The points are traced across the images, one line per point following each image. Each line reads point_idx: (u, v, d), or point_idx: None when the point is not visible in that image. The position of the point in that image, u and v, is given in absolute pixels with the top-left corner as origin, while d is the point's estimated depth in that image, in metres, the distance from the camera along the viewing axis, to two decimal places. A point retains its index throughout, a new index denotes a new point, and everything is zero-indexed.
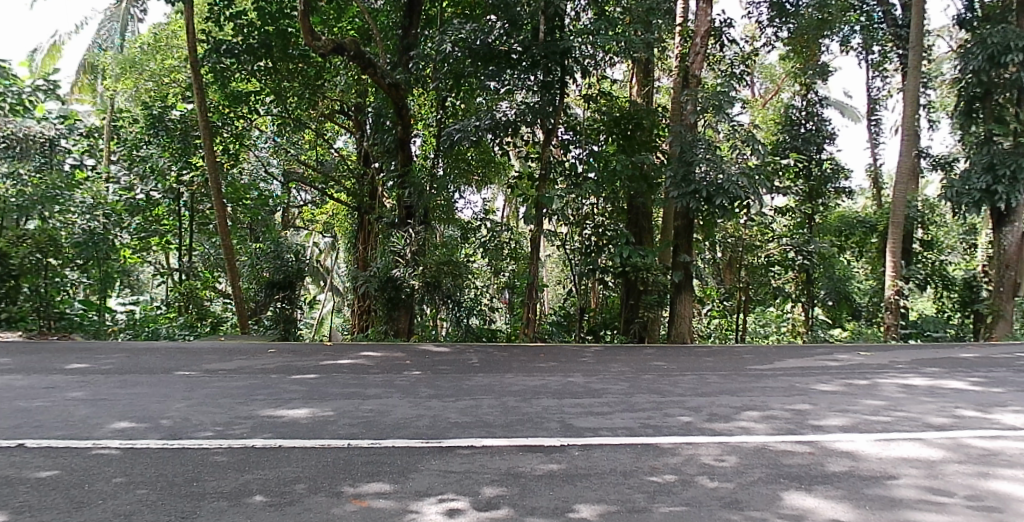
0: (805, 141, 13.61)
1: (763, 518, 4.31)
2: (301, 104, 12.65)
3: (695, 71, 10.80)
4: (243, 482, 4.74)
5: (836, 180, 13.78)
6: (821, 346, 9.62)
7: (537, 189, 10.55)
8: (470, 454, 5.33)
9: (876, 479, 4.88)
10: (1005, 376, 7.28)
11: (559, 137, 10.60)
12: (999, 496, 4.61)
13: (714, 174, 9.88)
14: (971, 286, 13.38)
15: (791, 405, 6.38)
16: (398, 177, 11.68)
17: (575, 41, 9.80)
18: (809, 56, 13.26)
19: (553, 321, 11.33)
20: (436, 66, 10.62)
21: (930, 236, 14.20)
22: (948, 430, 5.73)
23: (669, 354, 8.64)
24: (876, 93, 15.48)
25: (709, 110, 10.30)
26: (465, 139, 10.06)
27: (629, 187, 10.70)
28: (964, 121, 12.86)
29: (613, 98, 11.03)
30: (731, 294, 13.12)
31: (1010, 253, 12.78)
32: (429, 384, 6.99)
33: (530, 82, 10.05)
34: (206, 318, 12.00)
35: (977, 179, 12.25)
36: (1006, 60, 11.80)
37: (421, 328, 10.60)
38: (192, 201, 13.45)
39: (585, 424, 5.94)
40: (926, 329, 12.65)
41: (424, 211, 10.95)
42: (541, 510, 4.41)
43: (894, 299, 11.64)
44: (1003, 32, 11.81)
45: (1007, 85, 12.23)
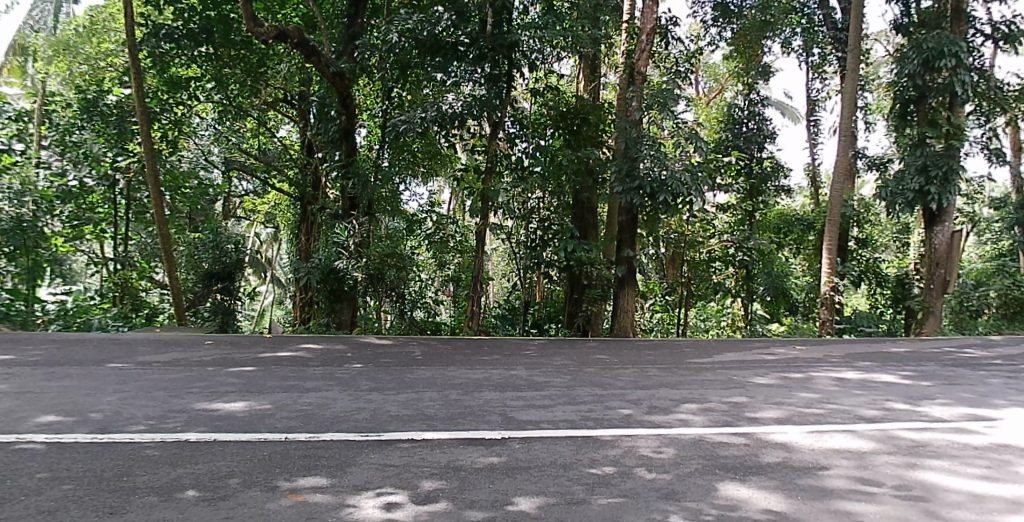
0: (747, 140, 13.64)
1: (698, 509, 4.41)
2: (241, 92, 12.34)
3: (641, 68, 10.75)
4: (175, 477, 4.70)
5: (777, 179, 13.87)
6: (758, 340, 9.82)
7: (483, 182, 10.53)
8: (410, 448, 5.34)
9: (808, 470, 5.01)
10: (934, 370, 7.50)
11: (505, 130, 10.64)
12: (926, 486, 4.76)
13: (658, 170, 9.91)
14: (903, 284, 13.89)
15: (729, 397, 6.48)
16: (340, 168, 11.41)
17: (523, 35, 9.81)
18: (752, 56, 13.59)
19: (497, 314, 11.29)
20: (381, 57, 10.40)
21: (865, 234, 14.47)
22: (879, 422, 5.89)
23: (612, 348, 8.71)
24: (815, 94, 15.75)
25: (654, 107, 10.30)
26: (410, 130, 10.00)
27: (575, 181, 10.59)
28: (901, 124, 13.20)
29: (561, 92, 10.87)
30: (674, 289, 13.12)
31: (941, 252, 12.98)
32: (370, 377, 6.96)
33: (476, 74, 10.04)
34: (142, 310, 12.13)
35: (910, 180, 12.45)
36: (939, 65, 11.98)
37: (362, 321, 10.73)
38: (128, 189, 13.21)
39: (526, 417, 5.98)
40: (860, 325, 13.11)
41: (368, 202, 10.84)
42: (480, 503, 4.46)
43: (830, 295, 11.92)
44: (938, 37, 11.96)
45: (939, 90, 12.41)
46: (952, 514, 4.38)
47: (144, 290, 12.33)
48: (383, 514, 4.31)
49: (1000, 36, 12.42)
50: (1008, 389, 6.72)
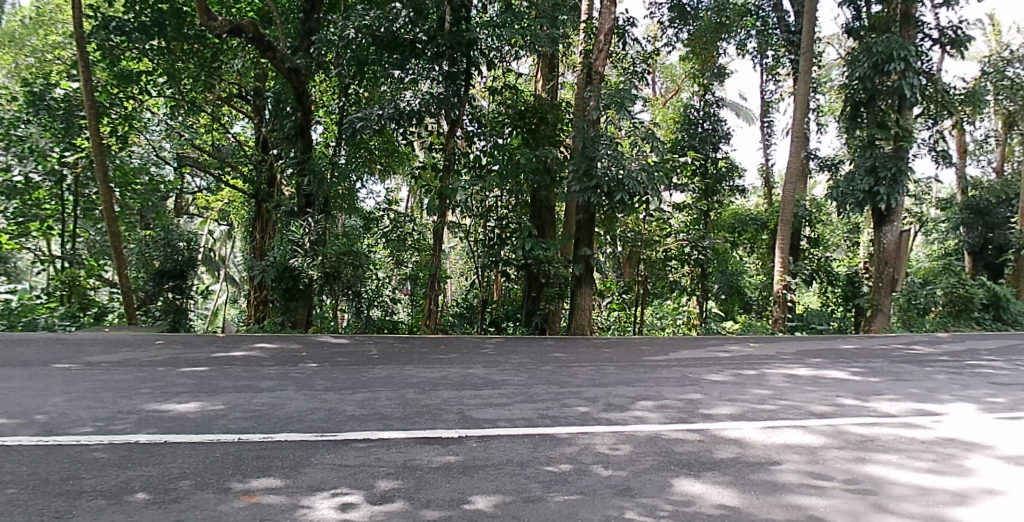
0: (702, 140, 13.86)
1: (653, 505, 4.46)
2: (195, 87, 12.16)
3: (599, 67, 10.74)
4: (124, 479, 4.60)
5: (730, 179, 14.20)
6: (712, 337, 9.98)
7: (441, 180, 10.53)
8: (365, 447, 5.29)
9: (760, 465, 5.09)
10: (882, 366, 7.69)
11: (463, 128, 10.63)
12: (874, 479, 4.87)
13: (615, 169, 9.98)
14: (853, 282, 14.31)
15: (684, 394, 6.55)
16: (295, 164, 11.19)
17: (481, 33, 9.88)
18: (707, 58, 13.88)
19: (455, 313, 11.26)
20: (338, 53, 10.31)
21: (816, 234, 14.78)
22: (830, 417, 6.01)
23: (569, 346, 8.74)
24: (769, 96, 16.07)
25: (611, 107, 10.33)
26: (367, 127, 9.90)
27: (533, 180, 10.55)
28: (851, 125, 13.36)
29: (519, 91, 10.87)
30: (630, 288, 12.83)
31: (890, 252, 13.28)
32: (326, 376, 6.88)
33: (434, 72, 10.03)
34: (89, 309, 11.52)
35: (861, 180, 12.73)
36: (889, 68, 12.24)
37: (319, 320, 10.45)
38: (75, 185, 12.92)
39: (483, 415, 5.97)
40: (811, 322, 13.26)
41: (324, 199, 10.79)
42: (436, 503, 4.45)
43: (781, 294, 12.12)
44: (887, 41, 12.31)
45: (888, 92, 12.71)
46: (899, 507, 4.49)
47: (91, 288, 11.94)
48: (338, 515, 4.28)
49: (948, 41, 12.77)
50: (952, 385, 6.91)
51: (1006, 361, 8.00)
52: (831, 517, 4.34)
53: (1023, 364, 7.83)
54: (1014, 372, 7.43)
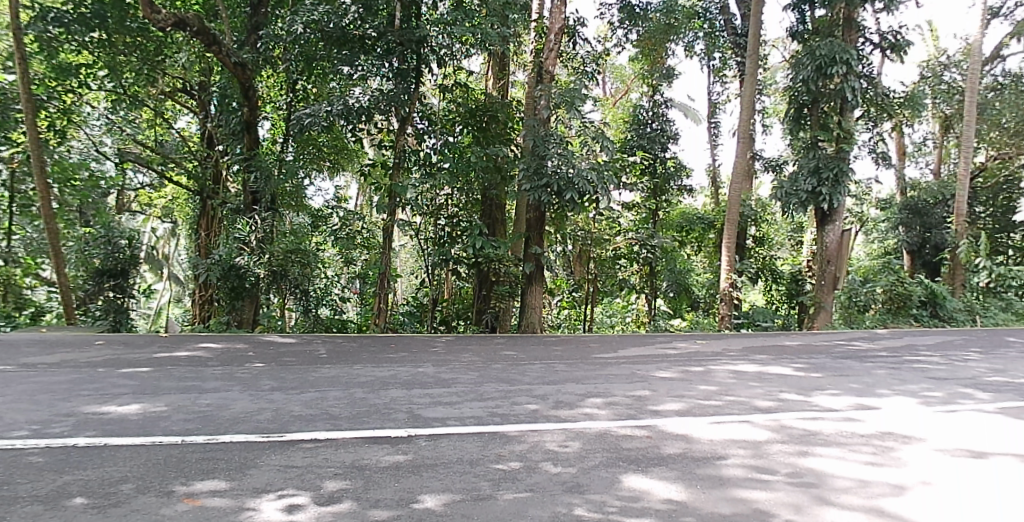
0: (651, 140, 13.93)
1: (601, 501, 4.51)
2: (137, 80, 11.62)
3: (549, 67, 10.84)
4: (62, 484, 4.49)
5: (678, 178, 14.29)
6: (661, 335, 10.09)
7: (391, 177, 10.47)
8: (313, 448, 5.23)
9: (707, 460, 5.17)
10: (824, 362, 7.89)
11: (414, 126, 10.52)
12: (817, 472, 4.99)
13: (565, 168, 10.01)
14: (797, 280, 14.53)
15: (632, 391, 6.62)
16: (242, 161, 11.00)
17: (431, 30, 9.86)
18: (656, 59, 14.11)
19: (405, 311, 11.20)
20: (285, 47, 10.31)
21: (762, 233, 15.10)
22: (773, 412, 6.14)
23: (520, 344, 8.77)
24: (716, 97, 16.35)
25: (562, 106, 10.46)
26: (315, 124, 9.85)
27: (483, 179, 10.56)
28: (795, 126, 13.64)
29: (469, 89, 10.91)
30: (580, 285, 12.78)
31: (831, 249, 13.53)
32: (273, 376, 6.79)
33: (384, 69, 10.01)
34: (25, 309, 11.45)
35: (804, 182, 13.11)
36: (831, 71, 12.53)
37: (265, 319, 10.52)
38: (10, 180, 12.49)
39: (433, 414, 5.95)
40: (756, 319, 13.60)
41: (271, 196, 10.76)
42: (385, 503, 4.43)
43: (729, 291, 12.36)
44: (830, 45, 12.55)
45: (831, 95, 12.94)
46: (840, 499, 4.60)
47: (29, 288, 11.92)
48: (284, 517, 4.24)
49: (888, 45, 13.15)
50: (891, 379, 7.12)
51: (941, 356, 8.28)
52: (774, 510, 4.44)
53: (957, 359, 8.11)
54: (948, 367, 7.69)
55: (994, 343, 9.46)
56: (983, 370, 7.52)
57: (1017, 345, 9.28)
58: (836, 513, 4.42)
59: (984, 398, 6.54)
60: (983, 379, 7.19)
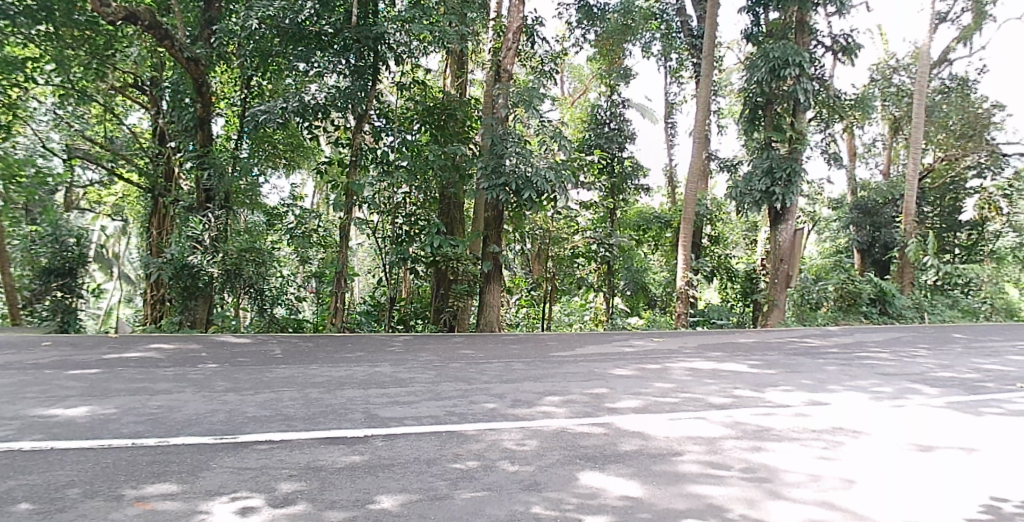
0: (608, 139, 14.05)
1: (558, 499, 4.53)
2: (86, 75, 11.48)
3: (508, 66, 10.86)
4: (5, 489, 4.37)
5: (636, 177, 14.34)
6: (618, 333, 10.18)
7: (348, 175, 10.36)
8: (267, 449, 5.16)
9: (663, 456, 5.22)
10: (777, 358, 8.04)
11: (371, 123, 10.42)
12: (769, 467, 5.07)
13: (523, 167, 10.03)
14: (751, 279, 14.91)
15: (590, 389, 6.66)
16: (195, 158, 10.76)
17: (389, 27, 9.81)
18: (613, 59, 14.32)
19: (362, 310, 11.11)
20: (240, 43, 10.20)
21: (717, 232, 15.17)
22: (728, 408, 6.23)
23: (478, 342, 8.79)
24: (673, 98, 16.57)
25: (520, 105, 10.52)
26: (270, 121, 9.67)
27: (442, 177, 10.53)
28: (750, 128, 13.90)
29: (427, 86, 10.91)
30: (539, 284, 12.84)
31: (784, 247, 13.91)
32: (226, 377, 6.68)
33: (341, 66, 9.92)
34: None
35: (758, 182, 13.32)
36: (784, 73, 12.77)
37: (219, 319, 10.17)
38: None
39: (390, 413, 5.91)
40: (711, 317, 13.82)
41: (225, 194, 10.59)
42: (340, 504, 4.39)
43: (685, 290, 12.58)
44: (783, 47, 12.75)
45: (783, 97, 13.19)
46: (792, 493, 4.69)
47: None
48: (237, 520, 4.18)
49: (839, 48, 13.43)
50: (841, 375, 7.28)
51: (890, 352, 8.49)
52: (728, 505, 4.50)
53: (905, 355, 8.32)
54: (897, 363, 7.89)
55: (940, 339, 9.75)
56: (930, 366, 7.73)
57: (962, 341, 9.57)
58: (788, 507, 4.50)
59: (931, 393, 6.72)
60: (930, 374, 7.39)
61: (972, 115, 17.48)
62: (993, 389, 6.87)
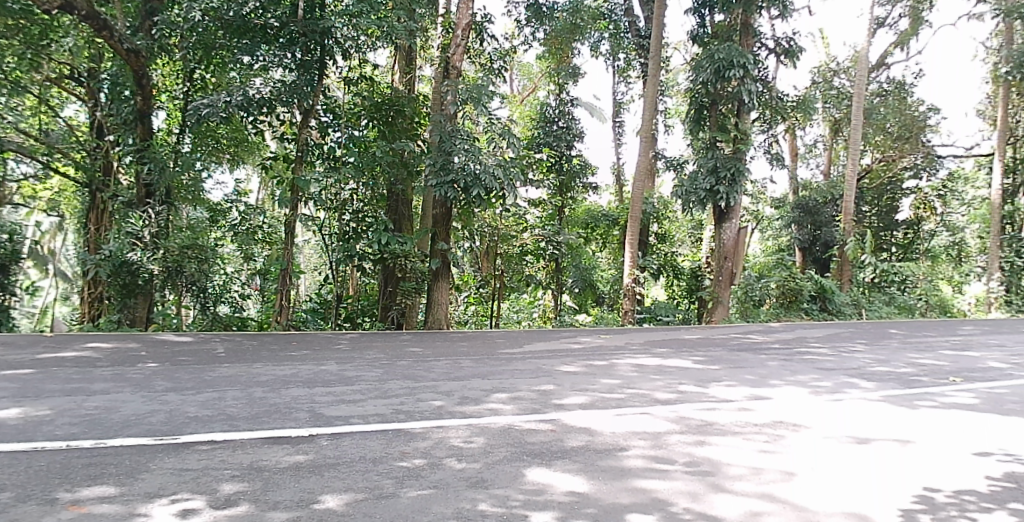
0: (557, 137, 14.37)
1: (505, 496, 4.55)
2: (18, 64, 10.83)
3: (456, 63, 10.96)
4: None
5: (584, 176, 14.77)
6: (566, 330, 10.28)
7: (293, 170, 10.26)
8: (209, 450, 5.07)
9: (609, 451, 5.29)
10: (720, 354, 8.22)
11: (317, 119, 10.48)
12: (712, 461, 5.18)
13: (471, 164, 10.04)
14: (698, 276, 14.90)
15: (537, 385, 6.70)
16: (135, 152, 10.50)
17: (336, 21, 9.64)
18: (562, 58, 14.35)
19: (308, 308, 11.00)
20: (182, 36, 9.97)
21: (664, 230, 15.39)
22: (673, 403, 6.34)
23: (426, 340, 8.79)
24: (621, 97, 16.76)
25: (469, 102, 10.53)
26: (214, 115, 9.49)
27: (389, 173, 10.59)
28: (695, 127, 13.98)
29: (375, 83, 10.96)
30: (487, 282, 12.87)
31: (728, 245, 14.09)
32: (167, 377, 6.54)
33: (286, 59, 9.78)
34: None
35: (703, 181, 13.60)
36: (729, 74, 13.04)
37: (159, 318, 9.79)
38: None
39: (336, 412, 5.86)
40: (658, 314, 14.04)
41: (167, 190, 10.34)
42: (284, 504, 4.34)
43: (632, 287, 12.86)
44: (728, 49, 13.01)
45: (728, 98, 13.46)
46: (734, 485, 4.79)
47: None
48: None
49: (782, 51, 13.76)
50: (782, 370, 7.47)
51: (830, 348, 8.73)
52: (672, 499, 4.57)
53: (843, 350, 8.59)
54: (835, 358, 8.12)
55: (876, 334, 10.10)
56: (867, 360, 7.99)
57: (898, 336, 9.91)
58: (730, 499, 4.59)
59: (868, 387, 6.94)
60: (867, 369, 7.63)
61: (908, 117, 18.16)
62: (926, 383, 7.13)
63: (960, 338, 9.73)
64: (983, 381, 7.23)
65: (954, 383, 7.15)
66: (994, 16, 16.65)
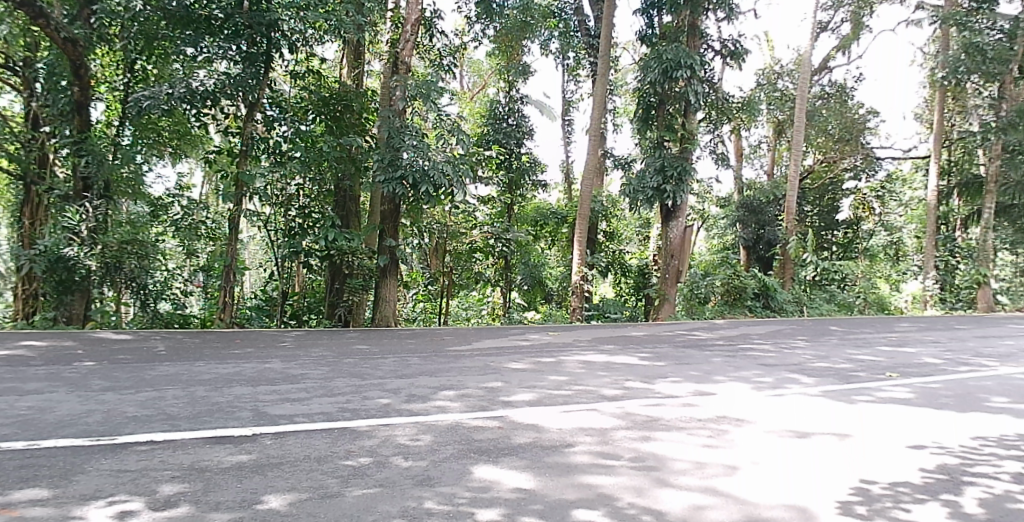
0: (506, 135, 14.55)
1: (451, 494, 4.56)
2: None
3: (405, 58, 10.84)
4: None
5: (534, 173, 14.94)
6: (515, 327, 10.36)
7: (237, 165, 10.16)
8: (148, 450, 4.96)
9: (555, 447, 5.34)
10: (666, 351, 8.37)
11: (262, 112, 10.29)
12: (657, 456, 5.27)
13: (419, 161, 10.01)
14: (644, 274, 15.38)
15: (485, 383, 6.72)
16: (72, 144, 10.13)
17: (283, 14, 9.53)
18: (511, 56, 14.41)
19: (253, 306, 10.87)
20: (124, 25, 9.79)
21: (612, 228, 15.61)
22: (619, 400, 6.42)
23: (373, 337, 8.75)
24: (570, 96, 16.84)
25: (417, 98, 10.50)
26: (155, 107, 9.37)
27: (337, 169, 10.51)
28: (643, 126, 14.18)
29: (322, 77, 10.84)
30: (436, 279, 12.83)
31: (674, 244, 14.38)
32: (105, 376, 6.37)
33: (230, 52, 9.62)
34: None
35: (650, 179, 13.73)
36: (676, 75, 13.24)
37: (98, 315, 9.60)
38: None
39: (281, 411, 5.80)
40: (607, 311, 14.33)
41: (105, 183, 10.12)
42: (225, 505, 4.27)
43: (580, 284, 13.03)
44: (676, 50, 13.22)
45: (675, 98, 13.69)
46: (678, 480, 4.88)
47: None
48: None
49: (727, 53, 13.99)
50: (726, 366, 7.63)
51: (771, 344, 8.97)
52: (617, 494, 4.64)
53: (785, 346, 8.83)
54: (777, 354, 8.34)
55: (815, 331, 10.41)
56: (808, 357, 8.21)
57: (837, 333, 10.22)
58: (674, 494, 4.68)
59: (808, 382, 7.13)
60: (807, 365, 7.85)
61: (848, 120, 18.59)
62: (863, 378, 7.36)
63: (896, 335, 10.09)
64: (918, 376, 7.50)
65: (890, 378, 7.40)
66: (931, 22, 17.21)
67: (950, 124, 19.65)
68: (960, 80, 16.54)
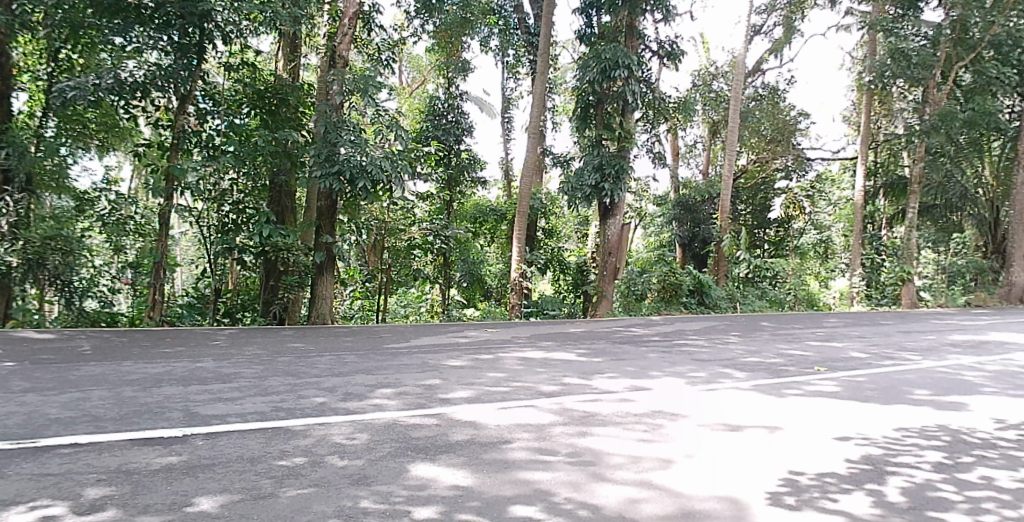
0: (445, 132, 14.44)
1: (388, 492, 4.56)
2: None
3: (342, 52, 10.71)
4: None
5: (473, 170, 14.95)
6: (454, 323, 10.23)
7: (168, 159, 10.03)
8: (73, 453, 4.81)
9: (493, 444, 5.38)
10: (603, 346, 8.52)
11: (193, 105, 10.10)
12: (593, 451, 5.36)
13: (357, 157, 9.95)
14: (582, 271, 15.33)
15: (423, 380, 6.73)
16: None
17: (216, 4, 9.38)
18: (451, 51, 14.42)
19: (184, 303, 10.68)
20: (47, 11, 9.41)
21: (551, 225, 15.91)
22: (557, 396, 6.51)
23: (309, 336, 8.65)
24: (510, 93, 16.89)
25: (355, 92, 10.35)
26: (80, 98, 9.12)
27: (272, 164, 10.33)
28: (582, 124, 14.30)
29: (257, 70, 10.60)
30: (374, 276, 12.81)
31: (612, 241, 14.38)
32: (26, 377, 6.15)
33: (162, 42, 9.48)
34: None
35: (588, 176, 13.88)
36: (614, 74, 13.42)
37: (19, 313, 9.18)
38: None
39: (213, 411, 5.69)
40: (545, 309, 13.96)
41: (27, 176, 9.55)
42: (154, 508, 4.18)
43: (518, 281, 13.24)
44: (614, 50, 13.42)
45: (613, 97, 13.88)
46: (614, 474, 4.98)
47: None
48: None
49: (664, 53, 14.23)
50: (661, 362, 7.81)
51: (705, 340, 9.21)
52: (554, 489, 4.71)
53: (718, 342, 9.08)
54: (710, 349, 8.57)
55: (747, 326, 10.75)
56: (739, 351, 8.47)
57: (768, 328, 10.57)
58: (610, 488, 4.77)
59: (740, 377, 7.36)
60: (739, 360, 8.09)
61: (780, 121, 19.31)
62: (793, 372, 7.63)
63: (824, 330, 10.48)
64: (844, 370, 7.82)
65: (818, 372, 7.69)
66: (860, 28, 17.86)
67: (877, 127, 20.47)
68: (885, 83, 17.29)
